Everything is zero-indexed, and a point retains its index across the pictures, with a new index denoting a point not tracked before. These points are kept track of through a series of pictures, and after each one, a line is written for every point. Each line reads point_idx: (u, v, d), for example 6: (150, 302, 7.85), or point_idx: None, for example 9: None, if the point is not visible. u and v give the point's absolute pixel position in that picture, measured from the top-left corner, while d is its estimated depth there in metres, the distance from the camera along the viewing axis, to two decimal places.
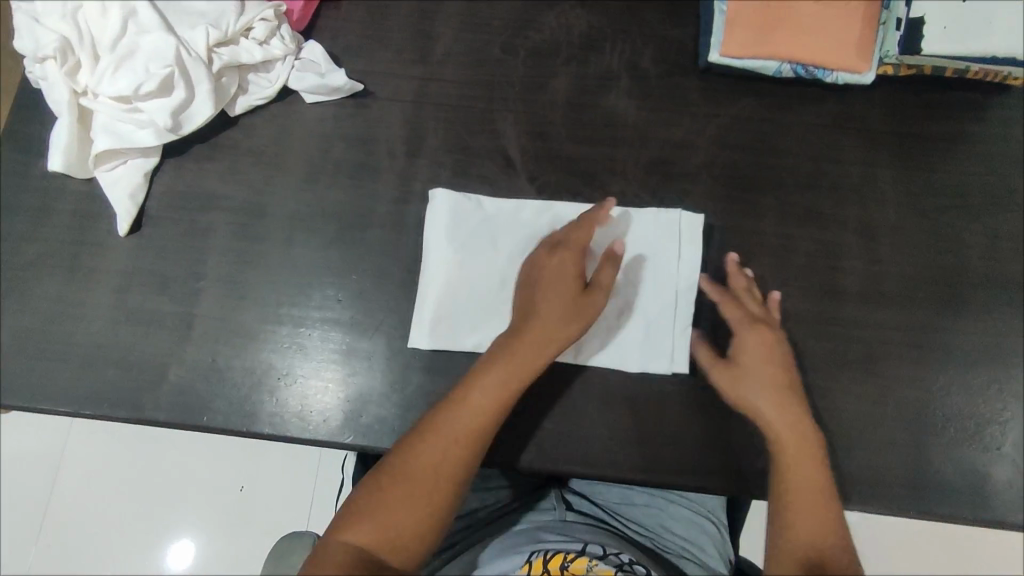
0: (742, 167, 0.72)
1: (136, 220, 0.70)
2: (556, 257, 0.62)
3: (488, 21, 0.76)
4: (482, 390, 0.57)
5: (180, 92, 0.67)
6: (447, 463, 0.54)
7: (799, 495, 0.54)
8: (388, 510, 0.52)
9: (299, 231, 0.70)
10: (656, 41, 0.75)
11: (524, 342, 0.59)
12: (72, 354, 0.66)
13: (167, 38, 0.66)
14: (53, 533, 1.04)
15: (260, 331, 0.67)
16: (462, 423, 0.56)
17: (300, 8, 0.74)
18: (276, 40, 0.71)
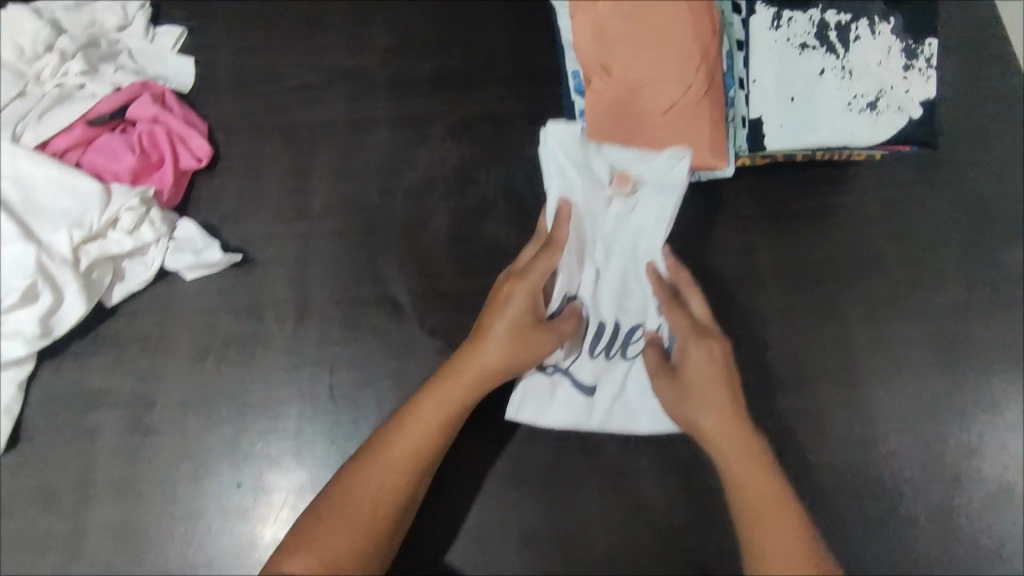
0: None
1: (15, 433, 0.67)
2: (510, 288, 0.60)
3: (362, 168, 0.78)
4: (406, 427, 0.58)
5: (45, 298, 0.65)
6: (400, 472, 0.57)
7: (773, 548, 0.53)
8: (331, 543, 0.54)
9: (192, 416, 0.68)
10: (527, 162, 0.78)
11: (438, 380, 0.60)
12: None
13: (31, 249, 0.66)
14: None
15: (153, 533, 0.65)
16: (430, 423, 0.59)
17: (170, 185, 0.73)
18: (148, 226, 0.69)
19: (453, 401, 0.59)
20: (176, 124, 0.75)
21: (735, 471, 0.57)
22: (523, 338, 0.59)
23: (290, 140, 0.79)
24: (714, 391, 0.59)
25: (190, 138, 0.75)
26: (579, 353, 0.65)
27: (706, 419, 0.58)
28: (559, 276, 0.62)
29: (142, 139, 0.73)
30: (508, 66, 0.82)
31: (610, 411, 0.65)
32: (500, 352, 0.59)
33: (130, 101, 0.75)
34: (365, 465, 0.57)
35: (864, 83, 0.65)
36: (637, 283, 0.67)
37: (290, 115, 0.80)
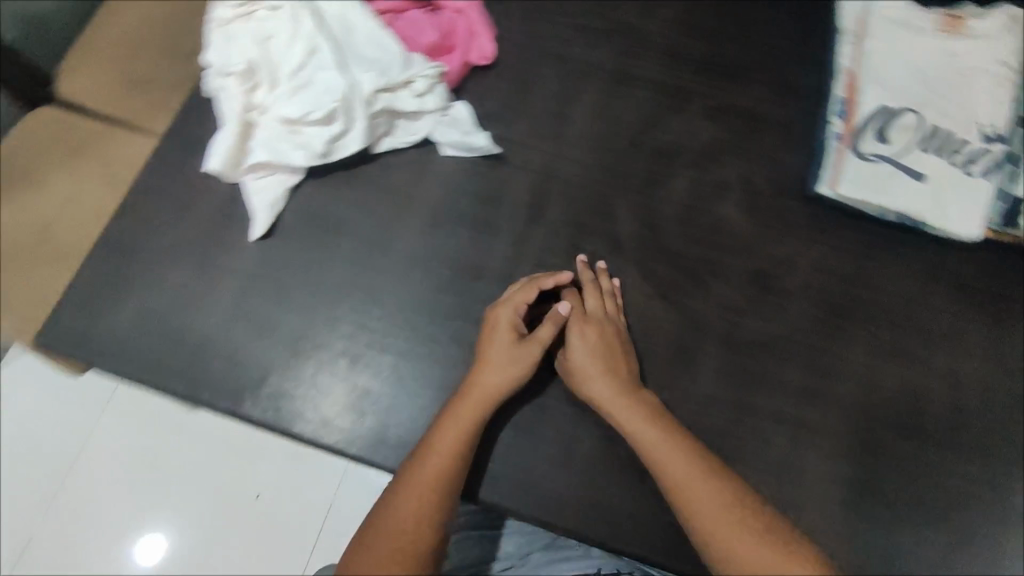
0: (836, 295, 0.75)
1: (269, 228, 0.75)
2: (505, 308, 0.69)
3: (620, 115, 0.84)
4: (404, 497, 0.60)
5: (338, 124, 0.74)
6: (430, 489, 0.60)
7: (704, 514, 0.59)
8: (377, 552, 0.57)
9: (416, 269, 0.74)
10: (771, 162, 0.82)
11: (442, 430, 0.63)
12: (187, 341, 0.71)
13: (337, 79, 0.74)
14: (67, 509, 1.11)
15: (362, 354, 0.71)
16: (451, 434, 0.63)
17: (457, 69, 0.80)
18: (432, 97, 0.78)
19: (464, 430, 0.64)
20: (474, 24, 0.82)
21: (674, 470, 0.61)
22: (511, 360, 0.67)
23: (562, 70, 0.86)
24: (652, 427, 0.64)
25: (481, 38, 0.82)
26: (908, 149, 0.76)
27: (645, 433, 0.64)
28: (880, 90, 0.78)
29: (442, 26, 0.81)
30: (776, 70, 0.86)
31: (925, 200, 0.75)
32: (451, 428, 0.63)
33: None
34: (375, 529, 0.58)
35: None
36: (971, 90, 0.76)
37: (568, 48, 0.87)
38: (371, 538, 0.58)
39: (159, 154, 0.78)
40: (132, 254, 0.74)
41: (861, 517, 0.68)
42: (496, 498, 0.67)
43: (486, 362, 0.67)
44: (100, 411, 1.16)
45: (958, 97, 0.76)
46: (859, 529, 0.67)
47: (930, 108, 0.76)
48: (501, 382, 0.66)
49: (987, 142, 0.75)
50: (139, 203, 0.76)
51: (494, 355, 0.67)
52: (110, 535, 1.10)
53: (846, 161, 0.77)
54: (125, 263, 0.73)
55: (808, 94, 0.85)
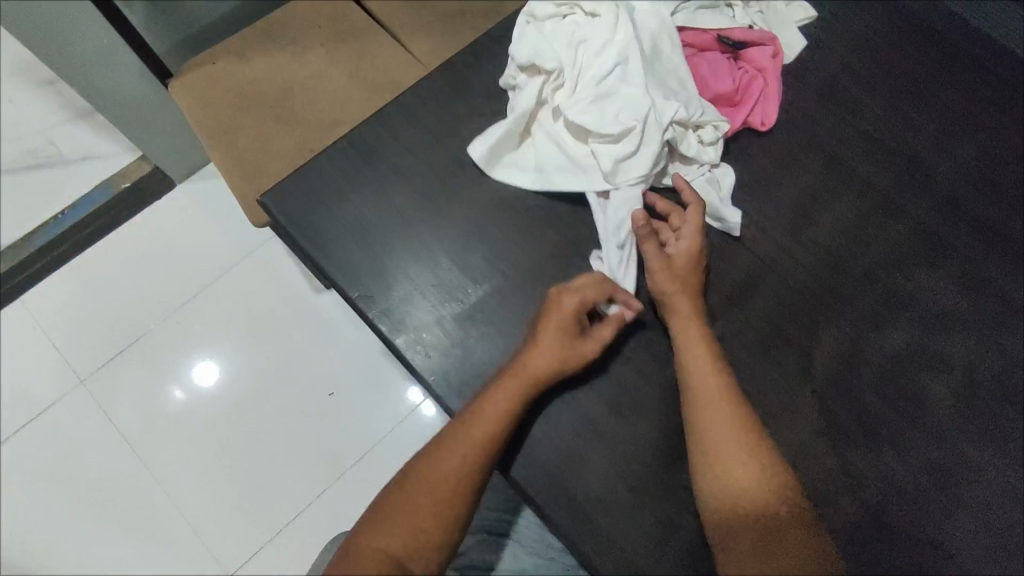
0: (1017, 532, 0.68)
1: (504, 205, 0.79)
2: (566, 300, 0.69)
3: (868, 239, 0.78)
4: (436, 462, 0.66)
5: (631, 144, 0.74)
6: (478, 447, 0.66)
7: (723, 447, 0.65)
8: (401, 514, 0.64)
9: (605, 294, 0.75)
10: (1008, 361, 0.74)
11: (466, 434, 0.66)
12: (381, 258, 0.75)
13: (636, 97, 0.75)
14: (232, 344, 1.43)
15: (522, 346, 0.73)
16: (490, 418, 0.66)
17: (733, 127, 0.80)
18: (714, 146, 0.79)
19: (490, 434, 0.66)
20: (769, 94, 0.82)
21: (708, 396, 0.67)
22: (564, 334, 0.69)
23: (828, 168, 0.81)
24: (708, 360, 0.68)
25: (768, 109, 0.82)
26: None
27: (695, 360, 0.68)
28: None
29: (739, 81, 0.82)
30: None
31: None
32: (462, 438, 0.66)
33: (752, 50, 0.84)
34: (385, 526, 0.64)
35: None
36: None
37: (844, 147, 0.82)
38: (401, 512, 0.64)
39: (430, 85, 0.82)
40: (371, 159, 0.78)
41: None
42: (583, 542, 0.66)
43: (535, 343, 0.69)
44: (281, 286, 1.48)
45: None
46: None
47: None
48: (506, 398, 0.67)
49: None
50: (395, 119, 0.80)
51: (543, 335, 0.69)
52: (251, 378, 1.41)
53: None
54: (362, 166, 0.78)
55: None
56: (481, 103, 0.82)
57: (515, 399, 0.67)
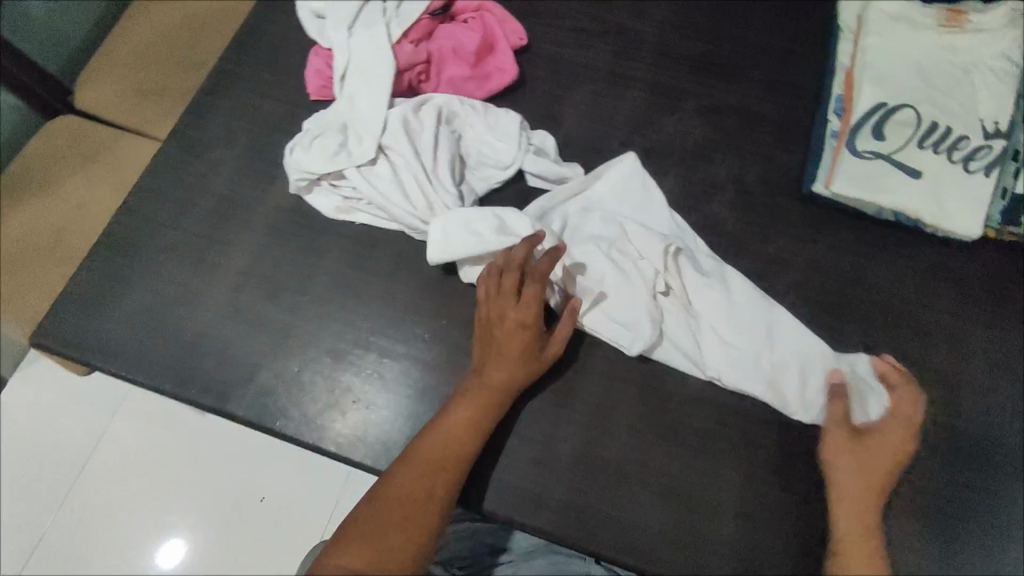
0: (832, 296, 0.74)
1: (285, 240, 0.76)
2: (510, 278, 0.67)
3: (612, 115, 0.83)
4: (400, 482, 0.62)
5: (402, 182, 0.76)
6: (443, 465, 0.63)
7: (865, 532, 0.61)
8: (374, 537, 0.60)
9: (403, 270, 0.75)
10: (766, 160, 0.81)
11: (431, 443, 0.64)
12: (176, 338, 0.72)
13: (389, 113, 0.77)
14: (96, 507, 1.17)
15: (348, 352, 0.72)
16: (460, 430, 0.64)
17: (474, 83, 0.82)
18: (480, 117, 0.79)
19: (455, 449, 0.64)
20: (500, 40, 0.83)
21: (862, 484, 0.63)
22: (529, 329, 0.66)
23: (554, 69, 0.85)
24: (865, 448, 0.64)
25: (505, 53, 0.83)
26: (908, 143, 0.73)
27: (837, 442, 0.65)
28: (875, 87, 0.75)
29: (468, 41, 0.82)
30: (775, 69, 0.85)
31: (924, 196, 0.72)
32: (424, 458, 0.63)
33: (463, 11, 0.85)
34: (360, 544, 0.60)
35: None
36: (973, 88, 0.74)
37: (560, 48, 0.87)
38: (369, 527, 0.60)
39: (163, 159, 0.80)
40: (130, 253, 0.76)
41: None
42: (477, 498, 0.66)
43: (496, 346, 0.67)
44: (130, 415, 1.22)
45: (958, 84, 0.74)
46: None
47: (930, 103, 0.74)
48: (472, 418, 0.65)
49: (993, 138, 0.72)
50: (142, 205, 0.78)
51: (504, 325, 0.66)
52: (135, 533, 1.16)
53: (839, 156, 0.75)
54: (126, 263, 0.75)
55: (802, 94, 0.83)
56: (218, 153, 0.80)
57: (479, 420, 0.65)
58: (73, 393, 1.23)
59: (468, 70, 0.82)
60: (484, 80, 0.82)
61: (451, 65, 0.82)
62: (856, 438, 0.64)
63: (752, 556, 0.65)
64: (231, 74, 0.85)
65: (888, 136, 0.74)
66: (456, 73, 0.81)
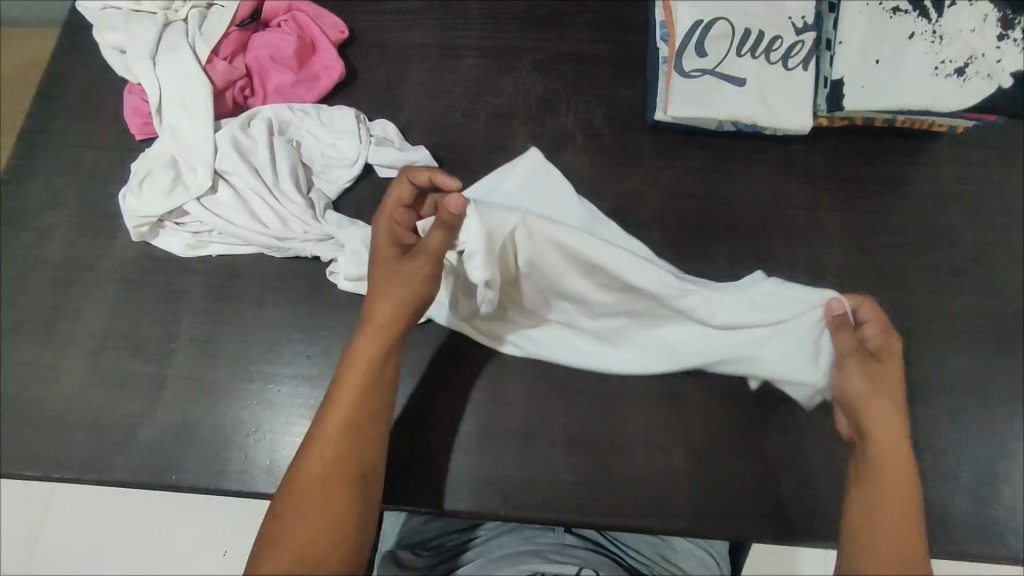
0: (695, 215, 0.76)
1: (139, 290, 0.72)
2: (393, 224, 0.67)
3: (450, 88, 0.82)
4: (316, 452, 0.57)
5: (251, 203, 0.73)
6: (354, 416, 0.59)
7: (886, 534, 0.57)
8: (308, 515, 0.54)
9: (270, 292, 0.73)
10: (609, 100, 0.81)
11: (337, 397, 0.60)
12: (43, 419, 0.67)
13: (217, 137, 0.74)
14: None
15: (231, 388, 0.69)
16: (361, 377, 0.61)
17: (303, 87, 0.80)
18: (316, 121, 0.77)
19: (365, 393, 0.60)
20: (320, 39, 0.81)
21: (890, 476, 0.59)
22: (405, 269, 0.65)
23: (384, 55, 0.84)
24: (891, 429, 0.61)
25: (328, 51, 0.80)
26: (729, 54, 0.75)
27: (880, 422, 0.61)
28: (686, 6, 0.77)
29: (284, 45, 0.79)
30: (599, 10, 0.86)
31: (754, 100, 0.74)
32: (335, 422, 0.58)
33: (274, 15, 0.82)
34: (293, 533, 0.54)
35: (953, 48, 0.72)
36: None
37: (384, 33, 0.85)
38: (295, 513, 0.55)
39: None
40: None
41: (754, 425, 0.68)
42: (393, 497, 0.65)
43: (382, 290, 0.64)
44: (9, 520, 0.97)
45: None
46: (756, 437, 0.68)
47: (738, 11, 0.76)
48: (371, 365, 0.61)
49: (803, 32, 0.75)
50: None
51: (394, 267, 0.65)
52: None
53: (669, 80, 0.76)
54: None
55: (629, 28, 0.85)
56: (48, 218, 0.75)
57: (373, 386, 0.61)
58: None
59: (293, 75, 0.79)
60: (313, 82, 0.80)
61: (273, 73, 0.79)
62: (845, 403, 0.64)
63: (667, 481, 0.66)
64: (43, 133, 0.79)
65: (709, 52, 0.75)
66: (281, 81, 0.79)
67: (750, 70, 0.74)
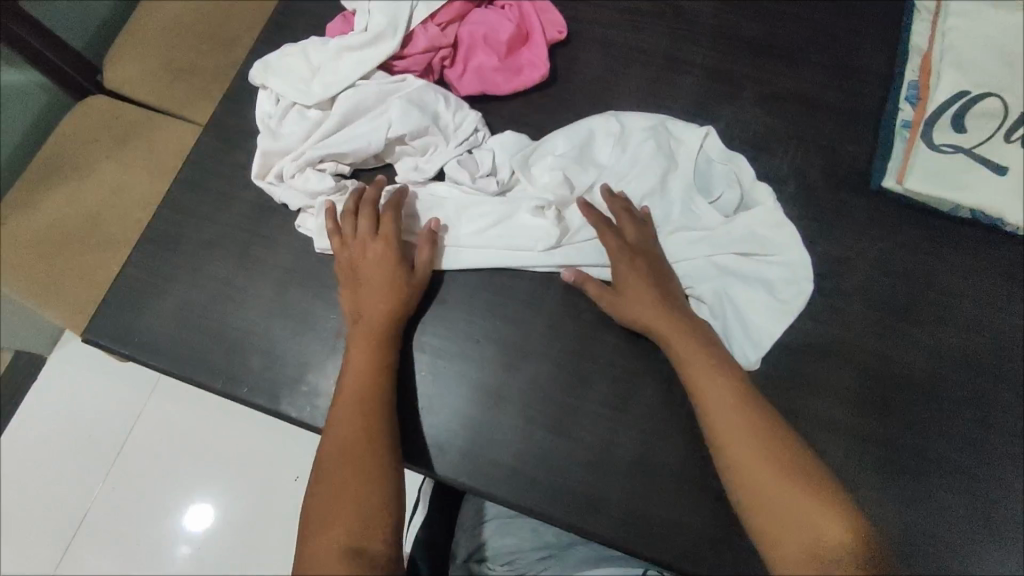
0: (901, 296, 0.70)
1: None
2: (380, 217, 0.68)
3: (667, 102, 0.79)
4: (338, 427, 0.59)
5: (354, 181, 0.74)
6: (372, 378, 0.62)
7: (773, 513, 0.54)
8: (336, 483, 0.56)
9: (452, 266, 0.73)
10: (830, 152, 0.76)
11: (357, 351, 0.64)
12: (226, 335, 0.71)
13: (358, 85, 0.75)
14: (117, 484, 1.12)
15: (398, 352, 0.70)
16: (364, 338, 0.64)
17: (505, 75, 0.78)
18: (447, 116, 0.75)
19: (377, 349, 0.64)
20: (536, 33, 0.78)
21: (740, 452, 0.57)
22: (387, 250, 0.67)
23: (606, 53, 0.81)
24: (699, 369, 0.62)
25: (539, 47, 0.78)
26: (993, 137, 0.71)
27: (710, 388, 0.60)
28: (954, 76, 0.73)
29: (501, 29, 0.77)
30: (842, 52, 0.79)
31: (1009, 191, 0.69)
32: (347, 393, 0.61)
33: None
34: (328, 515, 0.54)
35: None
36: None
37: (611, 30, 0.82)
38: (325, 486, 0.56)
39: (203, 151, 0.78)
40: (175, 247, 0.74)
41: (923, 538, 0.63)
42: (537, 501, 0.65)
43: (365, 271, 0.67)
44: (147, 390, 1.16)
45: None
46: (922, 551, 0.63)
47: (1012, 94, 0.71)
48: (380, 319, 0.65)
49: None
50: (183, 199, 0.76)
51: (373, 253, 0.67)
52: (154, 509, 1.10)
53: (916, 149, 0.72)
54: (171, 258, 0.74)
55: (872, 79, 0.78)
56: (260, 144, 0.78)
57: (379, 362, 0.63)
58: (87, 374, 1.18)
59: (497, 60, 0.77)
60: (514, 73, 0.78)
61: (480, 53, 0.77)
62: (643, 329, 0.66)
63: None
64: None
65: (967, 129, 0.71)
66: (485, 62, 0.77)
67: (1012, 159, 0.70)
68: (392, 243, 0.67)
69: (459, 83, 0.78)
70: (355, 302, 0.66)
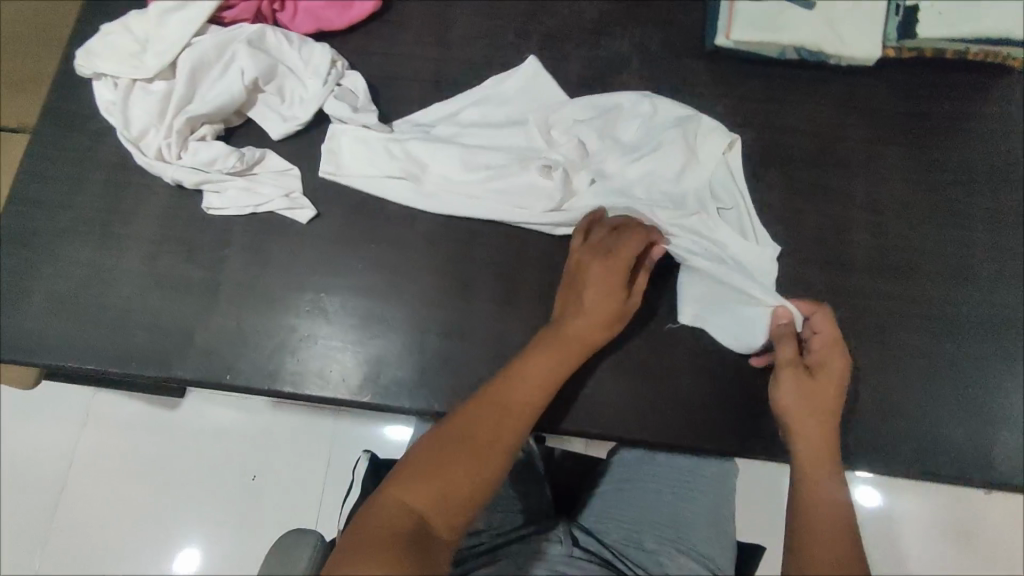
0: (751, 143, 0.74)
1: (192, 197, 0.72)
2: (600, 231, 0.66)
3: (504, 7, 0.80)
4: (491, 402, 0.57)
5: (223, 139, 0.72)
6: (555, 361, 0.60)
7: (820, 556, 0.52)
8: (456, 469, 0.53)
9: (321, 202, 0.72)
10: (666, 25, 0.79)
11: (550, 344, 0.61)
12: (104, 317, 0.69)
13: (192, 43, 0.73)
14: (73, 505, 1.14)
15: (283, 295, 0.70)
16: (578, 335, 0.61)
17: (336, 9, 0.77)
18: (294, 55, 0.74)
19: (559, 365, 0.60)
20: None
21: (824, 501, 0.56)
22: (613, 269, 0.63)
23: None
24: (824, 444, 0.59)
25: None
26: None
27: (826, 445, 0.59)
28: None
29: None
30: None
31: (821, 25, 0.73)
32: (502, 384, 0.58)
33: None
34: (422, 476, 0.52)
35: None
36: None
37: None
38: (431, 458, 0.53)
39: (44, 141, 0.74)
40: (33, 243, 0.72)
41: None
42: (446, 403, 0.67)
43: (584, 280, 0.63)
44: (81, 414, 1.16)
45: None
46: None
47: None
48: (600, 319, 0.62)
49: None
50: (32, 193, 0.73)
51: (595, 278, 0.63)
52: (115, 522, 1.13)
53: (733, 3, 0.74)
54: (31, 254, 0.71)
55: None
56: (101, 123, 0.75)
57: (556, 373, 0.60)
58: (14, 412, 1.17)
59: None
60: (345, 7, 0.78)
61: None
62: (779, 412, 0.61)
63: (711, 403, 0.67)
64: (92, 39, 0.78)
65: None
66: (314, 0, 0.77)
67: None
68: (628, 261, 0.63)
69: (293, 24, 0.77)
70: (563, 301, 0.64)
